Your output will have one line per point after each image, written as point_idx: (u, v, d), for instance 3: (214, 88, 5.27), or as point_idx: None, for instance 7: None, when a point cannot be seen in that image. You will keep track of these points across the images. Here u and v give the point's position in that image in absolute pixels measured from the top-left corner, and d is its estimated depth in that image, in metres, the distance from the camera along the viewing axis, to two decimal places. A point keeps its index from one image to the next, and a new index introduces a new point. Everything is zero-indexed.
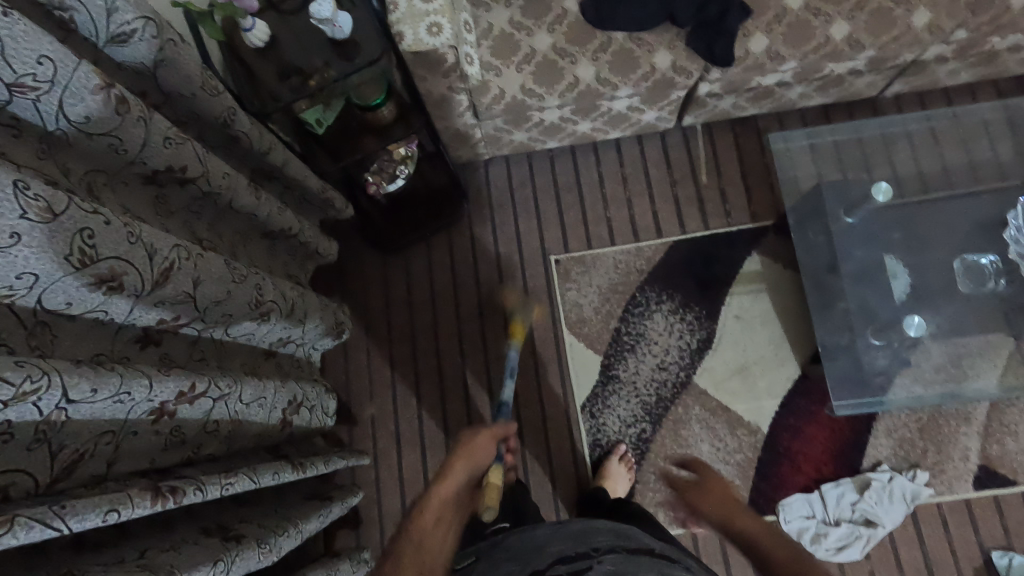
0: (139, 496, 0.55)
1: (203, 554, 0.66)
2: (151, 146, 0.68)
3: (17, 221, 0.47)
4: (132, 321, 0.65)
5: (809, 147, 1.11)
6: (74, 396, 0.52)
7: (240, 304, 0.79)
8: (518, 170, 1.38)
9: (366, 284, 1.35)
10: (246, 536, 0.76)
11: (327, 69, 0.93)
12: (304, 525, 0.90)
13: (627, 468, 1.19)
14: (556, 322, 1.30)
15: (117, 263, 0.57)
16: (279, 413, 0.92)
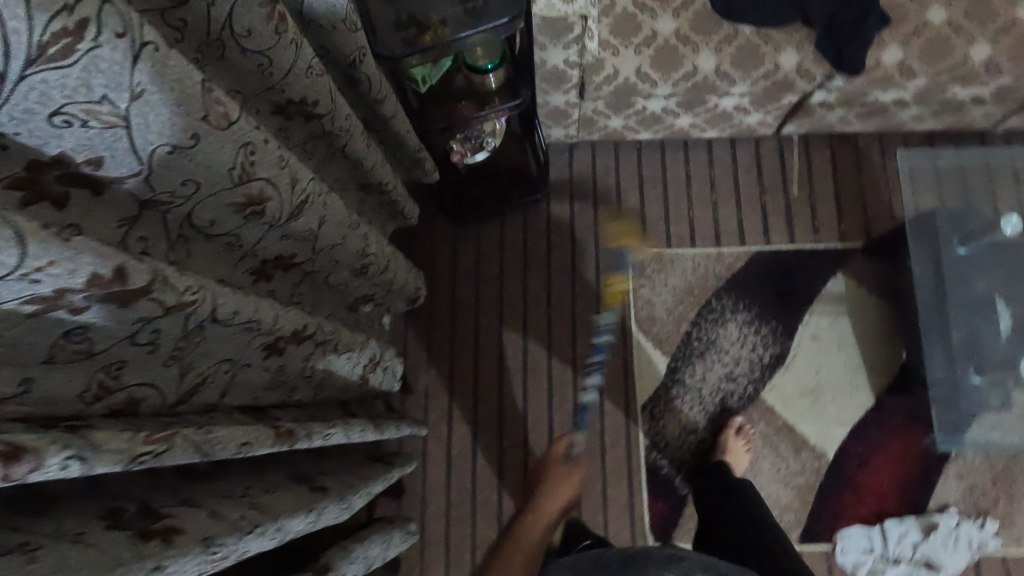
0: (266, 433, 0.53)
1: (296, 499, 0.64)
2: (294, 72, 0.65)
3: (198, 121, 0.45)
4: (256, 251, 0.62)
5: (933, 168, 1.06)
6: (219, 316, 0.49)
7: (348, 249, 0.76)
8: (604, 158, 1.34)
9: (435, 255, 1.32)
10: (329, 489, 0.73)
11: (446, 25, 0.90)
12: (374, 486, 0.88)
13: (746, 444, 1.16)
14: (624, 318, 1.27)
15: (267, 184, 0.54)
16: (359, 368, 0.89)
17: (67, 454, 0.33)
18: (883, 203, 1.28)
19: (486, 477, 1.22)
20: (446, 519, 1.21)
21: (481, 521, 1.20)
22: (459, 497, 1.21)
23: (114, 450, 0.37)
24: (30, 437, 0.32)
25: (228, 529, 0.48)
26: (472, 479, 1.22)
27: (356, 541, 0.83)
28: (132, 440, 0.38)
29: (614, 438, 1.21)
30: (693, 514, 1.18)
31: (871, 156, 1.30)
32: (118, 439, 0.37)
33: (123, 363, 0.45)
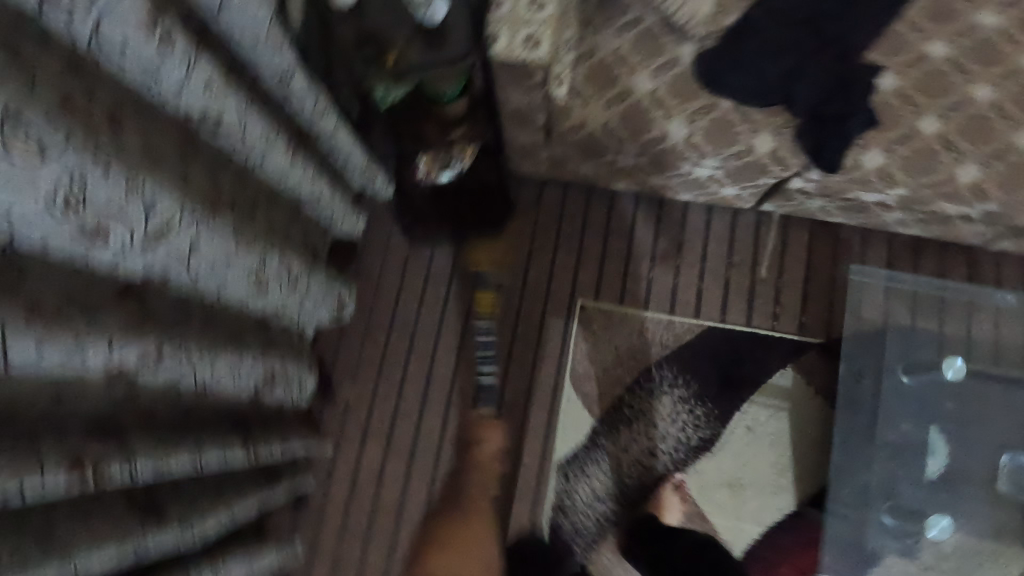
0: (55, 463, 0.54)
1: (114, 524, 0.63)
2: (189, 89, 0.62)
3: None
4: (113, 272, 0.60)
5: (886, 289, 1.08)
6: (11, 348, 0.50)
7: (236, 272, 0.74)
8: (574, 200, 1.29)
9: (383, 267, 1.29)
10: (171, 512, 0.73)
11: (405, 54, 0.86)
12: (238, 507, 0.87)
13: (681, 497, 1.15)
14: (560, 369, 1.22)
15: None
16: (251, 385, 0.87)
17: None
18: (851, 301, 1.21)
19: (388, 502, 1.20)
20: (340, 536, 1.19)
21: (374, 545, 1.18)
22: (357, 517, 1.19)
23: None
24: None
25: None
26: (374, 501, 1.20)
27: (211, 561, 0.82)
28: None
29: (523, 490, 1.18)
30: None
31: (850, 250, 1.23)
32: None
33: None
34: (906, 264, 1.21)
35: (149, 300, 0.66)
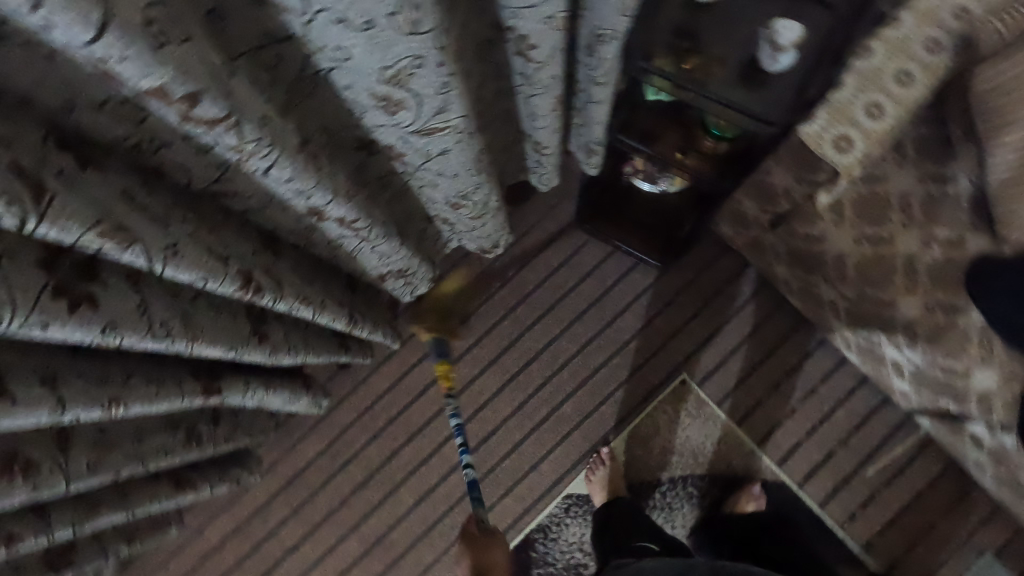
0: (228, 277, 0.56)
1: (231, 327, 0.67)
2: (533, 11, 0.59)
3: (384, 12, 0.40)
4: (368, 133, 0.59)
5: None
6: (265, 174, 0.49)
7: (450, 186, 0.72)
8: (742, 285, 1.22)
9: (537, 226, 1.26)
10: (269, 337, 0.76)
11: (707, 71, 0.79)
12: (314, 357, 0.91)
13: None
14: (627, 417, 1.20)
15: (411, 95, 0.50)
16: (383, 272, 0.88)
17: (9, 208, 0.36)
18: (934, 557, 1.10)
19: (410, 418, 1.23)
20: (356, 417, 1.24)
21: (377, 443, 1.23)
22: (379, 412, 1.24)
23: (74, 214, 0.40)
24: None
25: (140, 322, 0.52)
26: (400, 410, 1.24)
27: (262, 384, 0.88)
28: (87, 222, 0.41)
29: (524, 491, 1.19)
30: None
31: (969, 512, 1.11)
32: (77, 214, 0.40)
33: (165, 145, 0.46)
34: (1013, 563, 1.09)
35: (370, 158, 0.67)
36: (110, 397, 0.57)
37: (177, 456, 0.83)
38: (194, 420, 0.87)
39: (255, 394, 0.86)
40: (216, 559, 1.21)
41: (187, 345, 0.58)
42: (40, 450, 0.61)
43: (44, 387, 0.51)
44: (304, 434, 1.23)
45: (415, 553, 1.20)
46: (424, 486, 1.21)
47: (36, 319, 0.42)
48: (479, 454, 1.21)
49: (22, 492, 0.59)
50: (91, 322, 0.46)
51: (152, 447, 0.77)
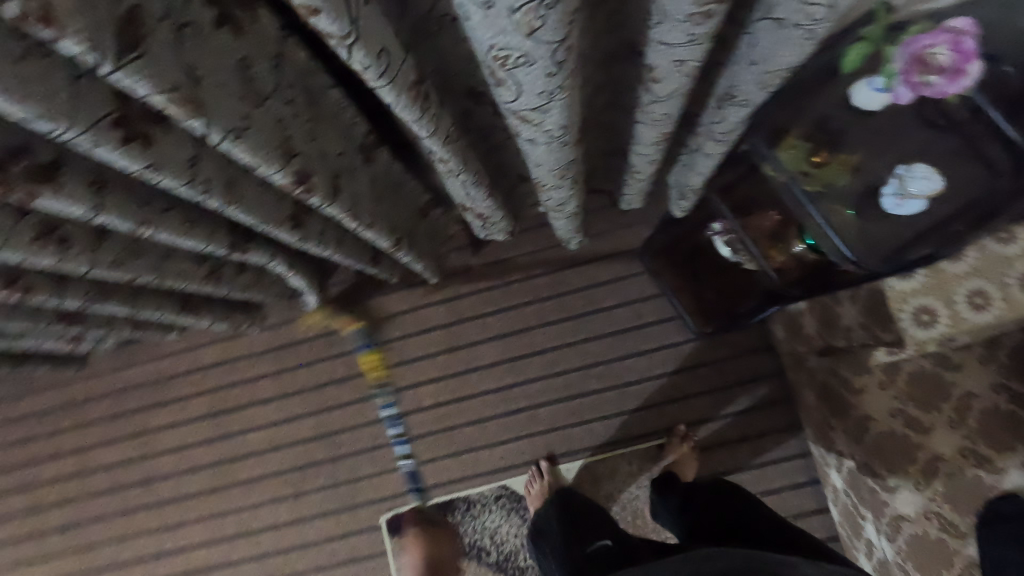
0: (286, 171, 0.60)
1: (273, 205, 0.72)
2: (671, 51, 0.57)
3: (507, 5, 0.40)
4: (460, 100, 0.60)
5: None
6: (377, 91, 0.50)
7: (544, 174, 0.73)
8: (765, 388, 1.16)
9: (602, 237, 1.23)
10: (307, 226, 0.81)
11: (836, 174, 0.72)
12: (344, 257, 0.95)
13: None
14: (592, 450, 1.20)
15: (512, 84, 0.50)
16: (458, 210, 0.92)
17: (94, 57, 0.37)
18: None
19: (404, 348, 1.28)
20: (360, 321, 1.30)
21: (367, 353, 1.29)
22: (381, 327, 1.29)
23: (155, 74, 0.42)
24: (82, 16, 0.36)
25: (183, 172, 0.56)
26: (399, 335, 1.29)
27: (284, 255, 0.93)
28: (165, 87, 0.43)
29: (469, 462, 1.23)
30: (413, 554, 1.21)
31: None
32: (158, 76, 0.42)
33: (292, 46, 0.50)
34: None
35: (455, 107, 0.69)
36: (141, 219, 0.63)
37: (190, 284, 0.89)
38: (217, 261, 0.93)
39: (274, 262, 0.91)
40: (200, 376, 1.33)
41: (221, 205, 0.63)
42: (74, 229, 0.68)
43: (82, 188, 0.56)
44: (312, 314, 1.31)
45: (353, 461, 1.27)
46: (388, 410, 1.27)
47: (87, 141, 0.46)
48: (447, 409, 1.25)
49: (49, 255, 0.66)
50: (137, 158, 0.50)
51: (169, 269, 0.83)
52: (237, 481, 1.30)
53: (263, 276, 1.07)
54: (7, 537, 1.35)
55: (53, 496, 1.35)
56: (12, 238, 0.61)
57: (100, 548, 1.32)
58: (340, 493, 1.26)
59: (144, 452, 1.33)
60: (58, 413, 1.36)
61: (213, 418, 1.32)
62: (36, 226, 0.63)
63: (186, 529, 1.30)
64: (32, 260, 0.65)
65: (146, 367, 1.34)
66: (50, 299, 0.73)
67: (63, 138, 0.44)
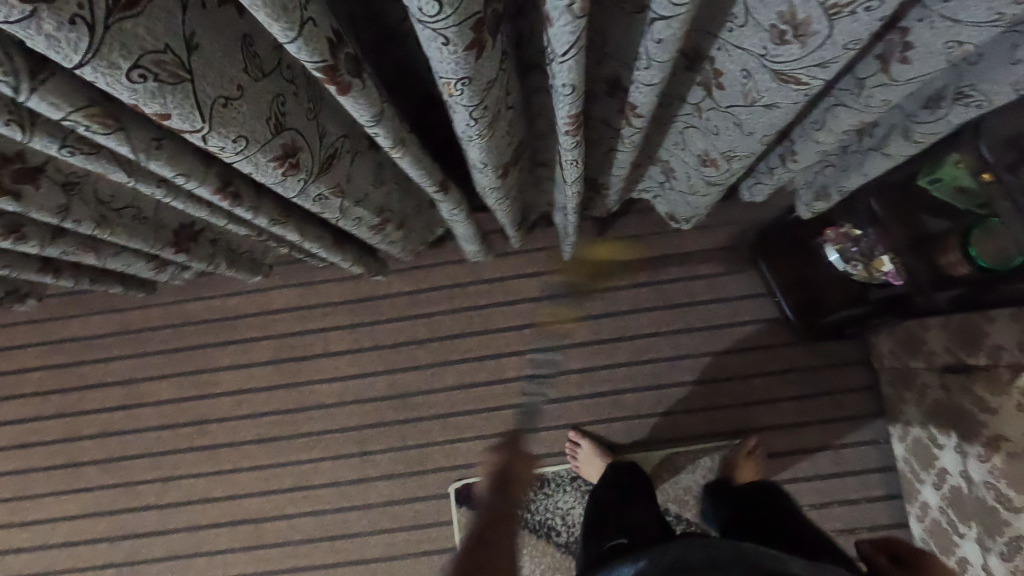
0: (570, 117, 0.54)
1: (503, 148, 0.66)
2: (950, 28, 0.55)
3: None
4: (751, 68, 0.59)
5: None
6: (653, 31, 0.47)
7: (744, 143, 0.72)
8: (854, 400, 1.17)
9: (707, 231, 1.24)
10: (509, 178, 0.75)
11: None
12: (508, 216, 0.89)
13: None
14: (673, 440, 1.19)
15: (834, 35, 0.49)
16: (617, 183, 0.89)
17: None
18: None
19: (490, 315, 1.24)
20: (447, 283, 1.26)
21: (451, 317, 1.25)
22: (469, 292, 1.25)
23: None
24: None
25: (478, 93, 0.49)
26: (487, 302, 1.25)
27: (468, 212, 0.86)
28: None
29: (546, 439, 1.20)
30: None
31: None
32: None
33: None
34: None
35: (704, 76, 0.67)
36: (398, 138, 0.57)
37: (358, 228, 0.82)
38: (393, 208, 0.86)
39: (456, 217, 0.84)
40: (271, 319, 1.27)
41: (469, 137, 0.56)
42: (309, 158, 0.60)
43: (374, 89, 0.49)
44: (398, 270, 1.26)
45: (427, 425, 1.22)
46: (467, 378, 1.23)
47: (444, 35, 0.39)
48: (529, 383, 1.22)
49: (269, 181, 0.57)
50: (466, 67, 0.44)
51: (353, 213, 0.75)
52: (298, 433, 1.23)
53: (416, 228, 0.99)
54: (39, 464, 1.26)
55: (94, 428, 1.26)
56: (257, 154, 0.52)
57: (139, 489, 1.24)
58: (409, 457, 1.21)
59: (200, 391, 1.26)
60: (113, 340, 1.28)
61: (279, 365, 1.26)
62: (282, 147, 0.55)
63: (236, 478, 1.23)
64: (253, 177, 0.56)
65: (216, 302, 1.28)
66: (247, 210, 0.66)
67: (427, 24, 0.37)
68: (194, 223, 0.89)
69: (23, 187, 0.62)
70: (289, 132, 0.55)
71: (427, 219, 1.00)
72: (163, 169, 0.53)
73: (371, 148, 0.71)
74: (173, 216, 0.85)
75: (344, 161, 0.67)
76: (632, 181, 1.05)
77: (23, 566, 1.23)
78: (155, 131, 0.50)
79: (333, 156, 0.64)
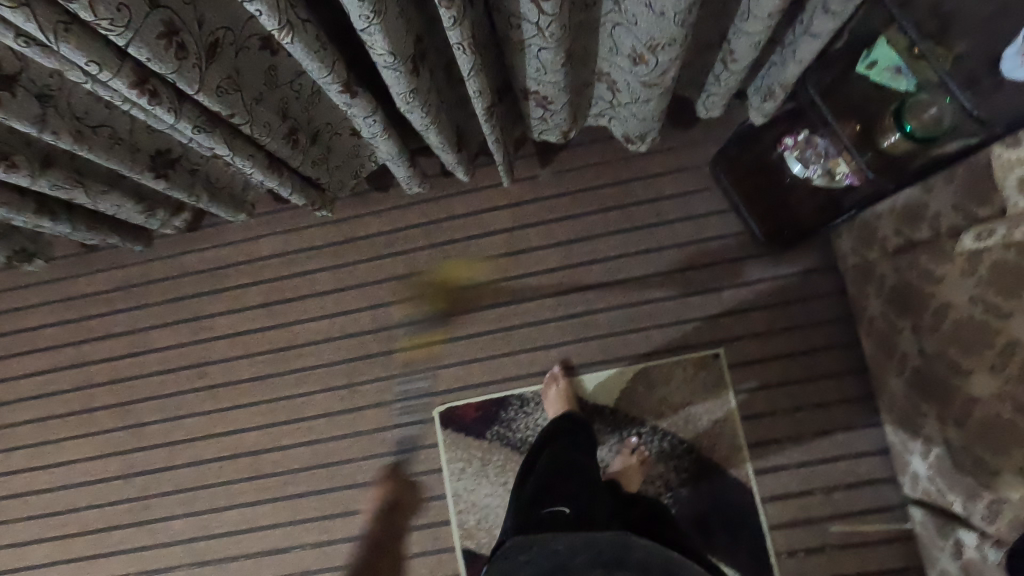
0: None
1: (402, 39, 0.69)
2: None
3: None
4: None
5: None
6: None
7: (663, 26, 0.75)
8: (823, 305, 1.18)
9: (669, 153, 1.27)
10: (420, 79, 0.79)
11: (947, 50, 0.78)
12: (439, 138, 0.93)
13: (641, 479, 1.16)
14: (646, 355, 1.22)
15: None
16: (548, 92, 0.91)
17: None
18: None
19: (465, 248, 1.30)
20: (423, 221, 1.31)
21: (427, 252, 1.30)
22: (444, 228, 1.31)
23: None
24: None
25: None
26: (462, 236, 1.30)
27: (388, 124, 0.90)
28: None
29: (525, 362, 1.25)
30: (465, 447, 1.23)
31: None
32: None
33: None
34: None
35: None
36: (285, 20, 0.61)
37: (275, 142, 0.87)
38: (301, 123, 0.91)
39: (375, 132, 0.89)
40: (258, 266, 1.34)
41: (366, 19, 0.60)
42: (193, 41, 0.66)
43: None
44: (376, 211, 1.32)
45: (410, 354, 1.28)
46: (446, 309, 1.28)
47: None
48: (505, 310, 1.27)
49: (167, 66, 0.63)
50: None
51: (260, 116, 0.81)
52: (289, 370, 1.30)
53: (336, 155, 1.05)
54: (56, 412, 1.35)
55: (103, 375, 1.35)
56: (142, 31, 0.59)
57: (146, 430, 1.32)
58: (393, 385, 1.27)
59: (197, 337, 1.34)
60: (116, 294, 1.37)
61: (269, 308, 1.33)
62: (162, 24, 0.61)
63: (235, 415, 1.30)
64: (151, 66, 0.63)
65: (207, 253, 1.35)
66: (166, 114, 0.72)
67: None
68: (170, 151, 0.98)
69: (2, 92, 0.71)
70: (162, 10, 0.61)
71: (347, 148, 1.05)
72: (75, 54, 0.59)
73: (264, 50, 0.77)
74: (146, 139, 0.93)
75: (230, 53, 0.72)
76: (582, 107, 1.06)
77: (45, 506, 1.32)
78: (62, 13, 0.56)
79: (215, 46, 0.69)
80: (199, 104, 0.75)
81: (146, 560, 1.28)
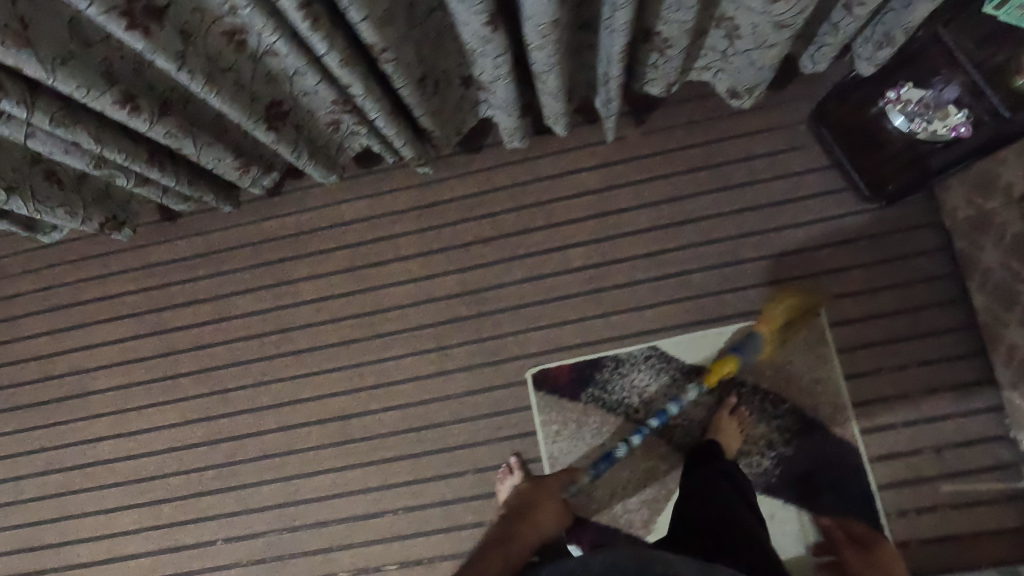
0: None
1: None
2: None
3: None
4: None
5: None
6: None
7: None
8: (928, 261, 1.16)
9: (763, 110, 1.24)
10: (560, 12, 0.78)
11: None
12: (557, 83, 0.93)
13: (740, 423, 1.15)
14: (743, 315, 1.20)
15: None
16: (674, 33, 0.89)
17: None
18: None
19: (554, 211, 1.28)
20: (509, 183, 1.30)
21: (515, 215, 1.29)
22: (531, 190, 1.29)
23: None
24: None
25: None
26: (549, 199, 1.28)
27: (512, 69, 0.89)
28: None
29: (618, 323, 1.23)
30: (561, 410, 1.21)
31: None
32: None
33: None
34: None
35: None
36: None
37: (406, 85, 0.87)
38: (422, 69, 0.90)
39: (498, 75, 0.88)
40: (343, 231, 1.33)
41: None
42: None
43: None
44: (462, 174, 1.31)
45: (500, 317, 1.26)
46: (536, 271, 1.27)
47: None
48: (597, 272, 1.25)
49: None
50: None
51: (403, 53, 0.81)
52: (376, 335, 1.29)
53: (446, 105, 1.04)
54: (141, 379, 1.34)
55: (186, 342, 1.34)
56: None
57: (231, 396, 1.31)
58: (483, 349, 1.26)
59: (281, 302, 1.33)
60: (198, 261, 1.36)
61: (353, 273, 1.32)
62: None
63: (323, 380, 1.29)
64: None
65: (290, 219, 1.35)
66: (321, 43, 0.71)
67: None
68: (284, 105, 0.97)
69: (150, 24, 0.70)
70: None
71: (456, 99, 1.05)
72: None
73: None
74: (264, 90, 0.92)
75: None
76: (691, 58, 1.03)
77: (131, 472, 1.32)
78: None
79: None
80: (347, 37, 0.74)
81: (237, 525, 1.28)
